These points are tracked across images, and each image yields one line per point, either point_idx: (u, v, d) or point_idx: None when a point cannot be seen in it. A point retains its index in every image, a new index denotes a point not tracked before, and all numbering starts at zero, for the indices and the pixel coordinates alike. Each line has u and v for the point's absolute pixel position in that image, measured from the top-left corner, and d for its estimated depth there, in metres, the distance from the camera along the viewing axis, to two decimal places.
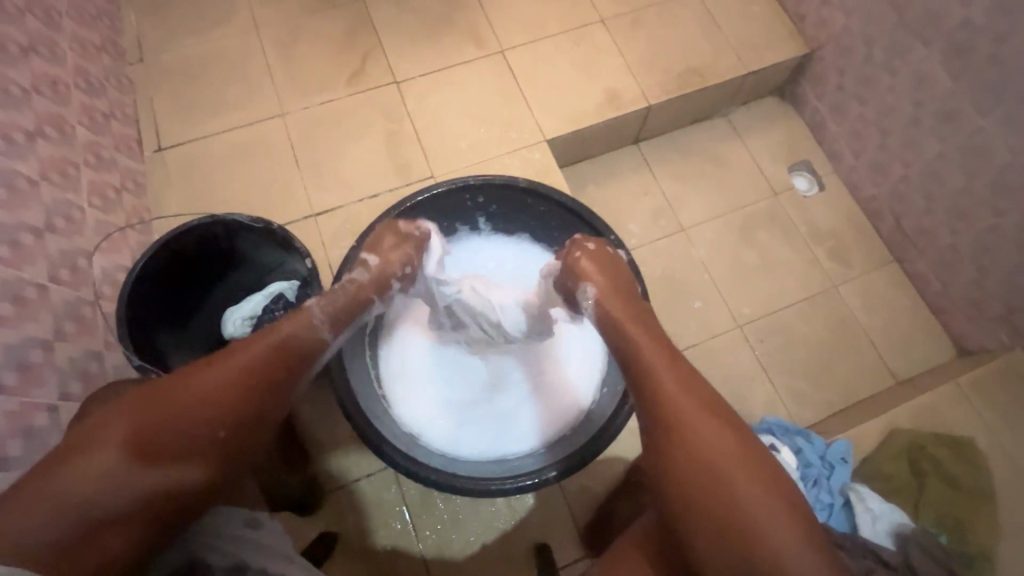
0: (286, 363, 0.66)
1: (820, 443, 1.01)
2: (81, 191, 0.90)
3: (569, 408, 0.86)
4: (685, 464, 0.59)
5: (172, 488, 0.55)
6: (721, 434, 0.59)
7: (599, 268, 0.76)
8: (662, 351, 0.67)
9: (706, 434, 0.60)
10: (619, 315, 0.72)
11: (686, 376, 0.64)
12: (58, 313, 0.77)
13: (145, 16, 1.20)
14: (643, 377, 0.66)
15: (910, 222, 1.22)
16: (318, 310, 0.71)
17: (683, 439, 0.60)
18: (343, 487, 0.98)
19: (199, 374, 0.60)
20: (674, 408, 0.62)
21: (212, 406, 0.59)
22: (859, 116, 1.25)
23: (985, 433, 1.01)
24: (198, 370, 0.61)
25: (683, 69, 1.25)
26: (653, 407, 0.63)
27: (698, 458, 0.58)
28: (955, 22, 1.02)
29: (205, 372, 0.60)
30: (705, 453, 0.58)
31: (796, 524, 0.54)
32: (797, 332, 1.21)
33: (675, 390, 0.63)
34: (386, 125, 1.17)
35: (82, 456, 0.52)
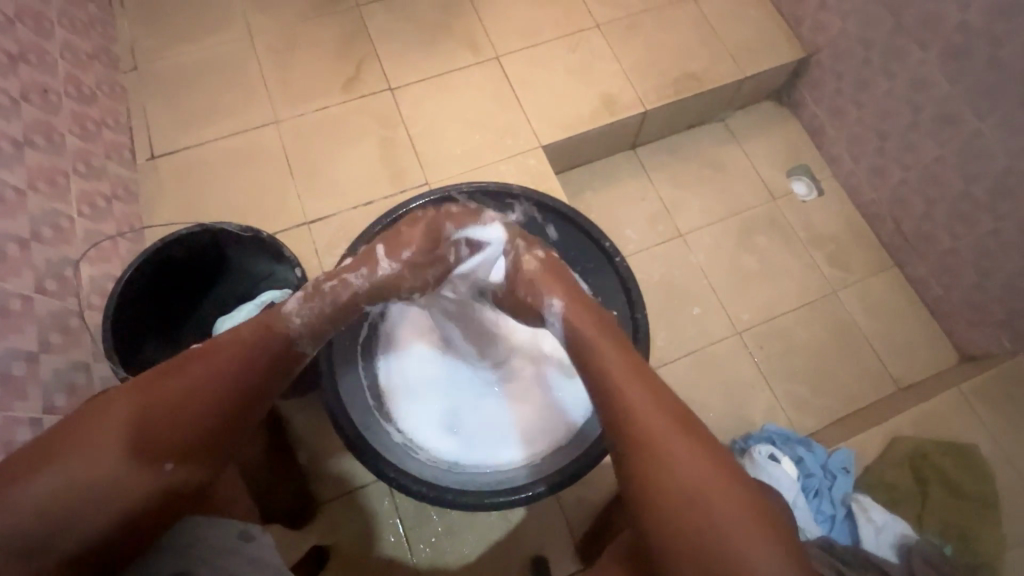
0: (275, 358, 0.65)
1: (821, 453, 0.98)
2: (70, 200, 0.89)
3: (561, 421, 0.84)
4: (659, 486, 0.56)
5: (154, 489, 0.55)
6: (694, 453, 0.57)
7: (556, 281, 0.74)
8: (629, 367, 0.64)
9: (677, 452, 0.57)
10: (587, 332, 0.68)
11: (655, 390, 0.62)
12: (43, 324, 0.75)
13: (138, 24, 1.20)
14: (609, 394, 0.62)
15: (909, 226, 1.20)
16: (298, 315, 0.67)
17: (655, 457, 0.57)
18: (335, 500, 0.96)
19: (187, 371, 0.58)
20: (645, 424, 0.59)
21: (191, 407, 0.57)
22: (857, 120, 1.24)
23: (988, 440, 0.99)
24: (178, 367, 0.58)
25: (679, 73, 1.24)
26: (623, 427, 0.60)
27: (671, 478, 0.56)
28: (952, 25, 1.01)
29: (193, 365, 0.59)
30: (677, 473, 0.56)
31: (772, 543, 0.53)
32: (797, 338, 1.20)
33: (645, 407, 0.61)
34: (380, 132, 1.16)
35: (60, 461, 0.51)
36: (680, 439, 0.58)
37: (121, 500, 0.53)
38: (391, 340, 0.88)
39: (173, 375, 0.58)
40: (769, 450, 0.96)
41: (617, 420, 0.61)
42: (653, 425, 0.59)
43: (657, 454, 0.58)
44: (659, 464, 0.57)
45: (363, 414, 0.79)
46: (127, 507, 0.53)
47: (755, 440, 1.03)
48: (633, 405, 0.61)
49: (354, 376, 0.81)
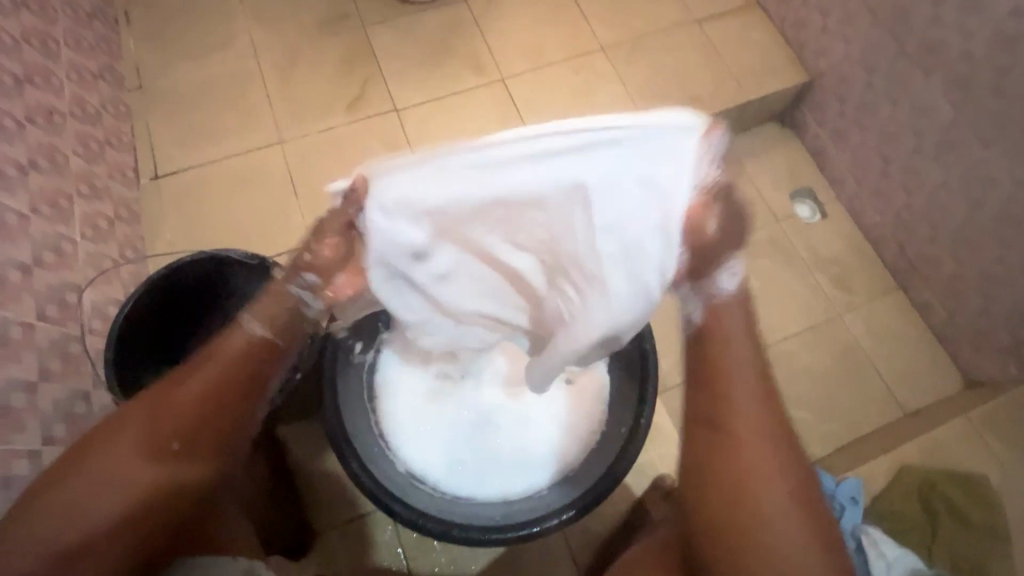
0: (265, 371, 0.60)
1: (829, 482, 0.97)
2: (73, 224, 0.88)
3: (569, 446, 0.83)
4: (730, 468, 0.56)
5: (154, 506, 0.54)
6: (796, 516, 0.54)
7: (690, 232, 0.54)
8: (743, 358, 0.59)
9: (780, 510, 0.54)
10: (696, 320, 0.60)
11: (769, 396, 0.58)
12: (44, 352, 0.74)
13: (144, 44, 1.20)
14: (712, 369, 0.59)
15: (914, 250, 1.20)
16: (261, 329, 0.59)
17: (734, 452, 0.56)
18: (336, 528, 0.94)
19: (183, 392, 0.56)
20: (748, 472, 0.55)
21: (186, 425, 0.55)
22: (860, 143, 1.24)
23: (997, 469, 0.98)
24: (177, 385, 0.56)
25: (684, 96, 1.24)
26: (720, 406, 0.58)
27: (766, 543, 0.53)
28: (955, 54, 1.01)
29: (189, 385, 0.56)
30: (775, 533, 0.53)
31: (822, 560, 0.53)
32: (802, 363, 1.19)
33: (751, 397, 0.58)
34: (384, 152, 1.15)
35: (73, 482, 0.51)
36: (781, 499, 0.54)
37: (121, 517, 0.52)
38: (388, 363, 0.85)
39: (172, 392, 0.56)
40: None
41: (711, 461, 0.57)
42: (759, 473, 0.55)
43: (759, 514, 0.54)
44: (757, 522, 0.54)
45: (368, 442, 0.78)
46: (128, 524, 0.53)
47: None
48: (735, 452, 0.56)
49: (357, 404, 0.80)
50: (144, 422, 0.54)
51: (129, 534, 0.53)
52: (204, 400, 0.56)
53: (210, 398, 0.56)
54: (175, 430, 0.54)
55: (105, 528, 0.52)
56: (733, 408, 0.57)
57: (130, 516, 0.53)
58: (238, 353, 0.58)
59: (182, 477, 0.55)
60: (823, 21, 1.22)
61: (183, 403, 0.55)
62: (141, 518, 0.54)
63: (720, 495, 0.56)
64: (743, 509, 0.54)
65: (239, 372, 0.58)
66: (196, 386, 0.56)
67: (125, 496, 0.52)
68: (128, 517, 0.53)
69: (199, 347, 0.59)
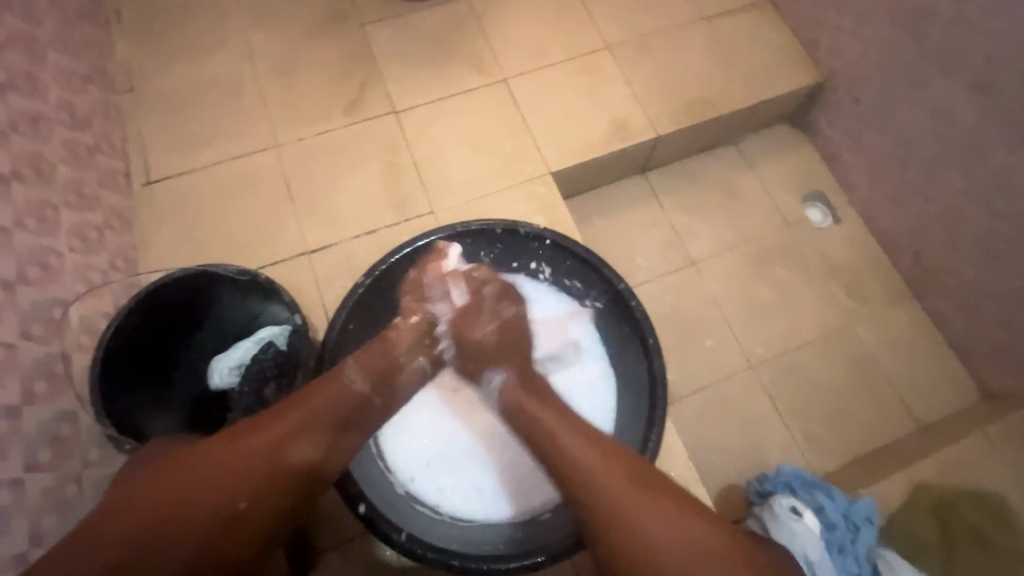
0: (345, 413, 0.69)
1: (842, 501, 0.94)
2: (60, 235, 0.85)
3: None
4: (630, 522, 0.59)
5: (226, 528, 0.57)
6: (658, 500, 0.59)
7: None
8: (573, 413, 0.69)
9: (647, 502, 0.59)
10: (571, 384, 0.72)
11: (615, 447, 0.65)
12: (27, 373, 0.72)
13: (135, 43, 1.16)
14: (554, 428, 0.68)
15: (930, 258, 1.16)
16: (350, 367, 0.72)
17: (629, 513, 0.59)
18: (335, 548, 0.88)
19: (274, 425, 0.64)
20: (607, 491, 0.61)
21: (273, 452, 0.62)
22: (875, 147, 1.20)
23: (1017, 489, 0.95)
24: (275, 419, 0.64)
25: (692, 98, 1.20)
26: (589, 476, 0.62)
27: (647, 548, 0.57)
28: (979, 56, 0.97)
29: (284, 417, 0.65)
30: (647, 525, 0.58)
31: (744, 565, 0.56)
32: (813, 373, 1.16)
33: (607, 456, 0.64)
34: (384, 157, 1.12)
35: (161, 490, 0.56)
36: (639, 494, 0.60)
37: (197, 532, 0.55)
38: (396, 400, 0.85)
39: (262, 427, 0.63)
40: (790, 503, 0.92)
41: (586, 482, 0.62)
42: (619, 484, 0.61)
43: (635, 521, 0.58)
44: (632, 524, 0.58)
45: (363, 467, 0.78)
46: (204, 540, 0.56)
47: (773, 484, 1.00)
48: (597, 472, 0.62)
49: None
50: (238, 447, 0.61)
51: (195, 555, 0.55)
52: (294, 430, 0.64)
53: (301, 430, 0.64)
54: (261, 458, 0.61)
55: (178, 541, 0.54)
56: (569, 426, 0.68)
57: (192, 545, 0.55)
58: (335, 390, 0.69)
59: (257, 499, 0.59)
60: (838, 19, 1.17)
61: (271, 431, 0.63)
62: (210, 539, 0.56)
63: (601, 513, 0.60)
64: (616, 516, 0.59)
65: (325, 410, 0.67)
66: (288, 420, 0.64)
67: (207, 511, 0.56)
68: (201, 534, 0.56)
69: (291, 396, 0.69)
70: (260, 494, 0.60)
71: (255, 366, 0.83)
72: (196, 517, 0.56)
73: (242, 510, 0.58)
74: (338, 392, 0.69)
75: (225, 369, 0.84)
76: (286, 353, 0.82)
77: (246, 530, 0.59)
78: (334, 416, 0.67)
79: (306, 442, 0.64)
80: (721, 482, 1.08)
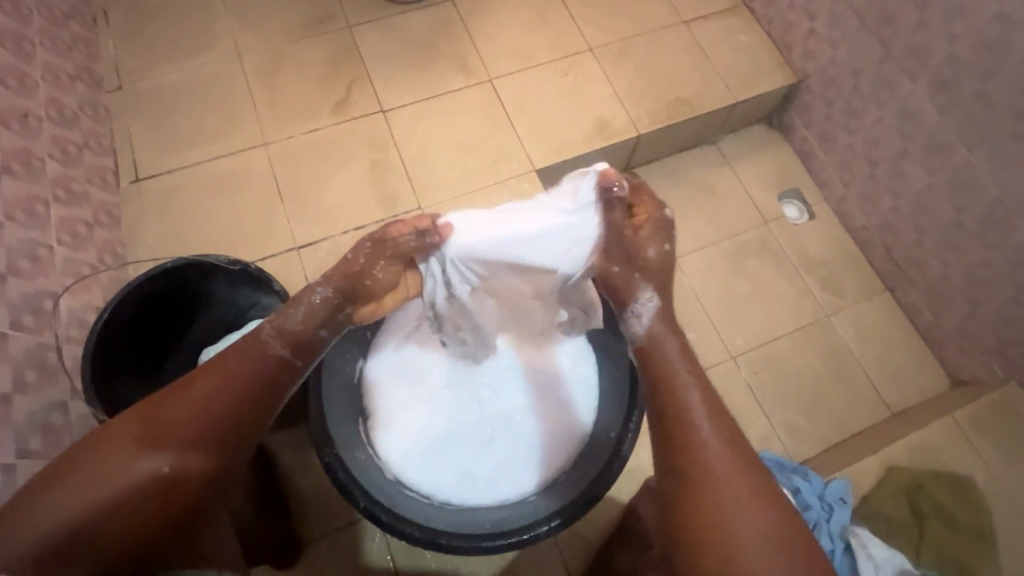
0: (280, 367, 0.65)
1: (818, 483, 0.99)
2: (49, 230, 0.86)
3: (569, 436, 0.82)
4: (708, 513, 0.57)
5: (157, 503, 0.56)
6: (756, 517, 0.56)
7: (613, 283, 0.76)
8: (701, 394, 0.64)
9: (736, 503, 0.57)
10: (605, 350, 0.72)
11: (727, 436, 0.61)
12: (18, 363, 0.73)
13: (123, 44, 1.17)
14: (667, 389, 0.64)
15: (900, 252, 1.21)
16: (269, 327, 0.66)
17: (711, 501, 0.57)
18: (323, 537, 0.93)
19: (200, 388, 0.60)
20: (703, 467, 0.59)
21: (192, 424, 0.58)
22: (848, 146, 1.24)
23: (983, 470, 1.00)
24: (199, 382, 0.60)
25: (672, 98, 1.24)
26: (686, 452, 0.60)
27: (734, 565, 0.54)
28: (941, 58, 1.02)
29: (209, 380, 0.60)
30: (738, 528, 0.55)
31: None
32: (790, 364, 1.20)
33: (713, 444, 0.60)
34: (372, 155, 1.14)
35: (88, 470, 0.54)
36: (741, 502, 0.57)
37: (133, 504, 0.55)
38: (372, 365, 0.86)
39: (187, 391, 0.59)
40: None
41: (690, 461, 0.60)
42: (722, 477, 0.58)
43: (717, 506, 0.57)
44: (715, 507, 0.57)
45: (351, 451, 0.77)
46: (143, 511, 0.55)
47: None
48: (705, 453, 0.60)
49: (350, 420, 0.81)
50: (164, 417, 0.58)
51: (127, 531, 0.55)
52: (221, 392, 0.60)
53: (225, 397, 0.60)
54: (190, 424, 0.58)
55: (114, 521, 0.54)
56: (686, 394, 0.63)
57: (132, 517, 0.55)
58: (258, 352, 0.64)
59: (181, 474, 0.57)
60: (810, 23, 1.22)
61: (197, 395, 0.59)
62: (144, 518, 0.55)
63: (688, 499, 0.58)
64: (701, 498, 0.58)
65: (252, 370, 0.63)
66: (204, 391, 0.60)
67: (141, 482, 0.55)
68: (137, 513, 0.55)
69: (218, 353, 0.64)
70: (184, 469, 0.57)
71: None
72: (127, 499, 0.54)
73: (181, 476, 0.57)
74: (257, 354, 0.64)
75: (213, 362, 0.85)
76: None
77: (174, 502, 0.57)
78: (258, 377, 0.63)
79: (229, 409, 0.60)
80: None
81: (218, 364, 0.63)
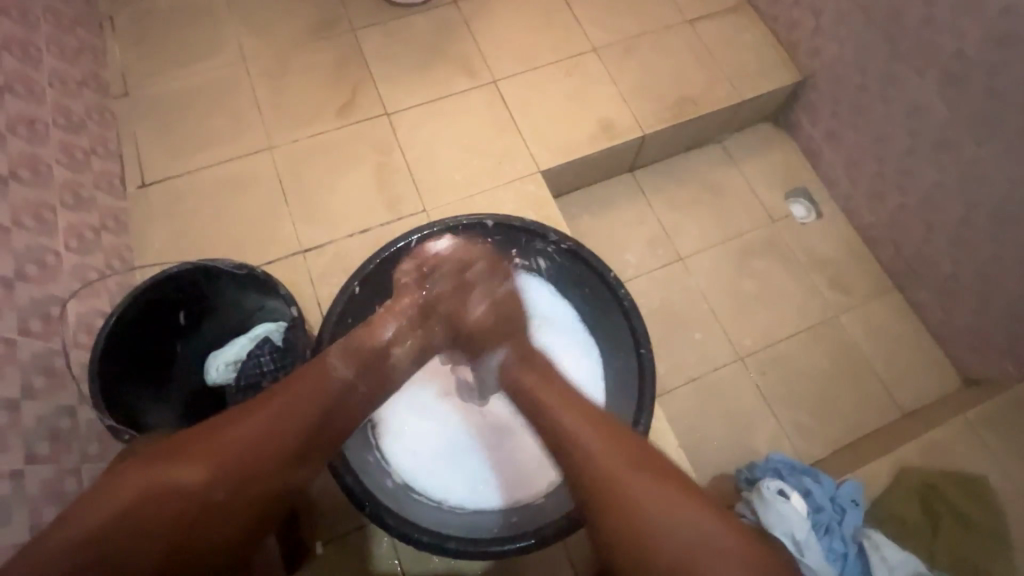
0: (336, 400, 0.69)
1: (829, 485, 0.97)
2: (57, 235, 0.87)
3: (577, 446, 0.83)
4: (613, 490, 0.61)
5: (201, 518, 0.58)
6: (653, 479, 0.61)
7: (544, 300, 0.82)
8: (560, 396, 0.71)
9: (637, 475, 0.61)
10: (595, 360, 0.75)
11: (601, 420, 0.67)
12: (27, 369, 0.74)
13: (130, 50, 1.18)
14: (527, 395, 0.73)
15: (910, 249, 1.20)
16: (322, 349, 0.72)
17: (608, 478, 0.61)
18: (332, 540, 0.92)
19: (260, 414, 0.64)
20: (592, 446, 0.64)
21: (248, 447, 0.61)
22: (855, 143, 1.23)
23: (997, 470, 0.99)
24: (263, 408, 0.64)
25: (677, 98, 1.23)
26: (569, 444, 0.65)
27: (627, 500, 0.60)
28: (948, 53, 1.01)
29: (270, 407, 0.64)
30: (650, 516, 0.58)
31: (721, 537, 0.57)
32: (799, 363, 1.18)
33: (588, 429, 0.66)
34: (375, 157, 1.14)
35: (147, 476, 0.57)
36: (643, 472, 0.61)
37: (181, 517, 0.57)
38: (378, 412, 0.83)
39: (249, 415, 0.63)
40: (777, 485, 0.95)
41: (583, 437, 0.65)
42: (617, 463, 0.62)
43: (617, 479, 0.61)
44: (619, 483, 0.61)
45: (359, 453, 0.78)
46: (188, 525, 0.57)
47: (762, 471, 1.03)
48: (581, 436, 0.65)
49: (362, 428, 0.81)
50: (223, 438, 0.61)
51: (163, 550, 0.56)
52: (278, 419, 0.64)
53: (281, 425, 0.64)
54: (249, 445, 0.61)
55: (161, 530, 0.55)
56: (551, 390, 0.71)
57: (176, 528, 0.56)
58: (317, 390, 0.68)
59: (235, 490, 0.60)
60: (816, 21, 1.21)
61: (257, 420, 0.63)
62: (189, 530, 0.57)
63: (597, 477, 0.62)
64: (604, 479, 0.61)
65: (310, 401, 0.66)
66: (264, 417, 0.63)
67: (193, 496, 0.57)
68: (183, 525, 0.57)
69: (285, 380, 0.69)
70: (234, 486, 0.60)
71: (250, 363, 0.84)
72: (178, 512, 0.56)
73: (231, 495, 0.60)
74: (318, 387, 0.67)
75: (222, 365, 0.87)
76: (282, 349, 0.84)
77: (212, 523, 0.59)
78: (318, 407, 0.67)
79: (277, 443, 0.63)
80: (713, 470, 1.10)
81: (280, 393, 0.66)
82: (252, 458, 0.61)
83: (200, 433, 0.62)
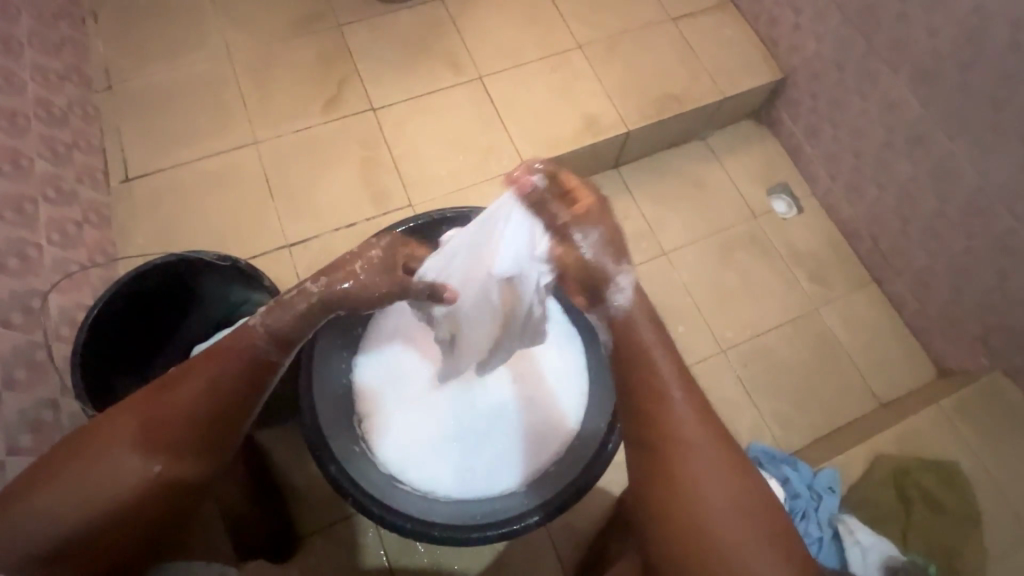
0: (259, 370, 0.62)
1: (807, 473, 1.00)
2: (38, 229, 0.86)
3: (560, 426, 0.82)
4: (685, 484, 0.56)
5: (133, 508, 0.56)
6: (735, 488, 0.56)
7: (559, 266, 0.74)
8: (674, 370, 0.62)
9: (713, 482, 0.56)
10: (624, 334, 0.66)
11: (701, 409, 0.60)
12: (8, 361, 0.74)
13: (112, 43, 1.17)
14: (629, 347, 0.64)
15: (887, 243, 1.22)
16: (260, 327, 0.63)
17: (684, 472, 0.57)
18: (318, 532, 0.93)
19: (178, 391, 0.58)
20: (682, 433, 0.58)
21: (170, 432, 0.57)
22: (833, 138, 1.26)
23: (970, 456, 1.02)
24: (177, 389, 0.58)
25: (661, 94, 1.25)
26: (655, 421, 0.60)
27: (696, 503, 0.55)
28: (921, 50, 1.03)
29: (185, 384, 0.58)
30: (707, 506, 0.55)
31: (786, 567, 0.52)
32: (779, 355, 1.21)
33: (683, 414, 0.59)
34: (362, 152, 1.14)
35: (61, 477, 0.53)
36: (724, 480, 0.56)
37: (111, 512, 0.54)
38: (356, 372, 0.84)
39: (164, 397, 0.58)
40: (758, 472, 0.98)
41: (673, 426, 0.59)
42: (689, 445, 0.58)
43: (693, 478, 0.56)
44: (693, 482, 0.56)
45: (345, 445, 0.77)
46: (119, 517, 0.55)
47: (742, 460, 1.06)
48: (676, 418, 0.59)
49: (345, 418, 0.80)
50: (138, 426, 0.56)
51: (107, 539, 0.55)
52: (198, 397, 0.58)
53: (200, 404, 0.58)
54: (169, 431, 0.57)
55: (93, 525, 0.54)
56: (650, 353, 0.63)
57: (107, 522, 0.54)
58: (239, 354, 0.61)
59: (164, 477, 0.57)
60: (795, 18, 1.23)
61: (176, 400, 0.58)
62: (122, 522, 0.55)
63: (671, 466, 0.57)
64: (679, 472, 0.57)
65: (229, 374, 0.60)
66: (180, 397, 0.58)
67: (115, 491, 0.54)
68: (114, 518, 0.55)
69: (206, 348, 0.62)
70: (163, 473, 0.56)
71: None
72: (106, 507, 0.54)
73: (158, 481, 0.56)
74: (236, 354, 0.61)
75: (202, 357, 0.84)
76: None
77: (161, 504, 0.58)
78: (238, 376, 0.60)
79: (204, 411, 0.58)
80: None
81: (198, 368, 0.60)
82: (175, 443, 0.57)
83: (108, 424, 0.56)
